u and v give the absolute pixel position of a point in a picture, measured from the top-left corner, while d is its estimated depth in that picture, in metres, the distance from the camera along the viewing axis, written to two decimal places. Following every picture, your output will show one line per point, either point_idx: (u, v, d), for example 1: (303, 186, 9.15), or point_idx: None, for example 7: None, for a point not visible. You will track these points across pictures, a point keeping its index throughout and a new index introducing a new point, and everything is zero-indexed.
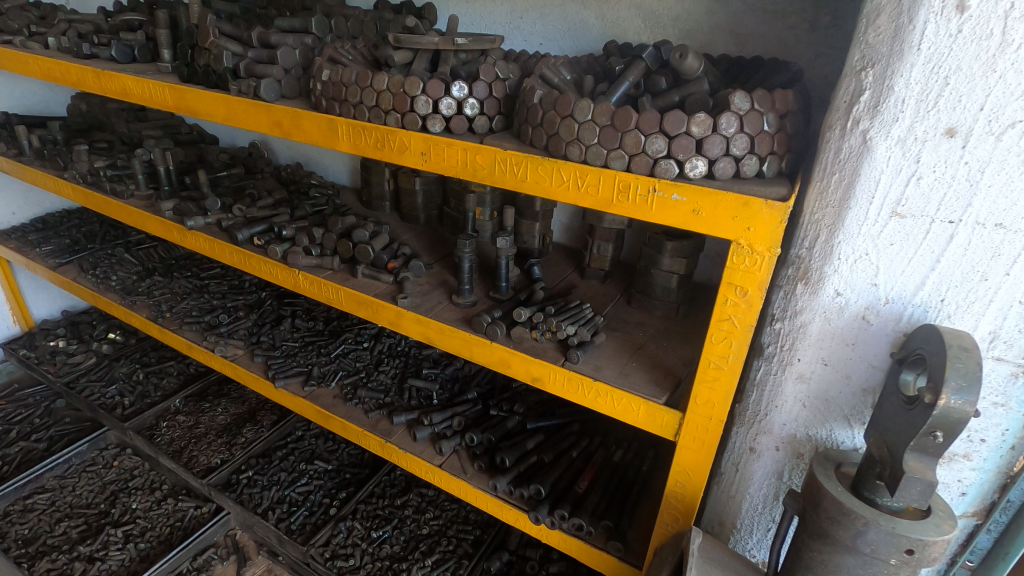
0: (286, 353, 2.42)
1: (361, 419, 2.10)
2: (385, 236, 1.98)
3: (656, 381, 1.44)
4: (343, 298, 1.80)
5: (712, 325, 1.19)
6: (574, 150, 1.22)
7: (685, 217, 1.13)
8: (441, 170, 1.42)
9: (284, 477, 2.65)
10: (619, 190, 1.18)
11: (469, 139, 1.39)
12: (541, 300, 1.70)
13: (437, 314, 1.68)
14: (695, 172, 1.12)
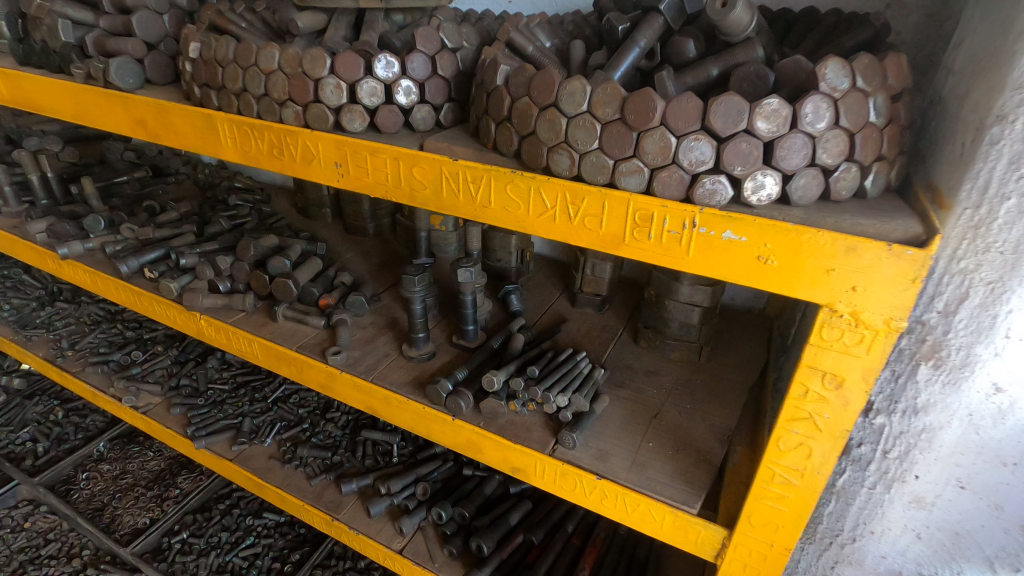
0: (212, 400, 1.98)
1: (302, 488, 1.67)
2: (316, 262, 1.53)
3: (682, 473, 1.03)
4: (259, 351, 1.36)
5: (782, 427, 0.78)
6: (561, 160, 0.77)
7: (742, 266, 0.71)
8: (365, 188, 0.96)
9: (225, 539, 2.23)
10: (634, 223, 0.75)
11: (405, 142, 0.94)
12: (521, 350, 1.28)
13: (381, 374, 1.24)
14: (760, 194, 0.69)
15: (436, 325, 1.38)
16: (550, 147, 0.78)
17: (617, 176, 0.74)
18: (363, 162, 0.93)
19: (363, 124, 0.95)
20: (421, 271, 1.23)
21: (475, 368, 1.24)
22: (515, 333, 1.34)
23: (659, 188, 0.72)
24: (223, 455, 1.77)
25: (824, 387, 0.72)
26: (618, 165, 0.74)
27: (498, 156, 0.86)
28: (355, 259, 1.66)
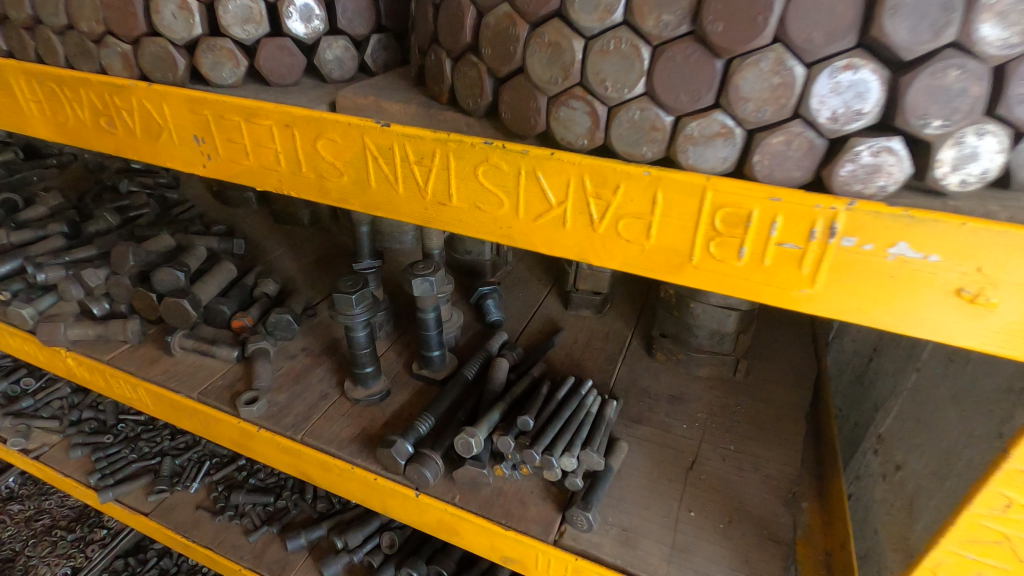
0: (124, 437, 1.61)
1: (238, 547, 1.34)
2: (229, 266, 1.15)
3: (744, 562, 0.74)
4: (148, 398, 0.99)
5: (942, 547, 0.50)
6: (574, 119, 0.43)
7: (916, 306, 0.38)
8: (243, 176, 0.59)
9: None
10: (712, 228, 0.41)
11: (305, 99, 0.57)
12: (506, 383, 0.95)
13: (317, 427, 0.90)
14: (966, 172, 0.36)
15: (390, 348, 1.05)
16: (555, 96, 0.43)
17: (677, 146, 0.41)
18: (234, 134, 0.56)
19: (237, 71, 0.59)
20: (361, 286, 0.86)
21: (445, 413, 0.91)
22: (497, 355, 1.00)
23: (763, 166, 0.39)
24: (135, 510, 1.41)
25: None
26: (677, 124, 0.40)
27: (460, 116, 0.50)
28: (283, 258, 1.29)
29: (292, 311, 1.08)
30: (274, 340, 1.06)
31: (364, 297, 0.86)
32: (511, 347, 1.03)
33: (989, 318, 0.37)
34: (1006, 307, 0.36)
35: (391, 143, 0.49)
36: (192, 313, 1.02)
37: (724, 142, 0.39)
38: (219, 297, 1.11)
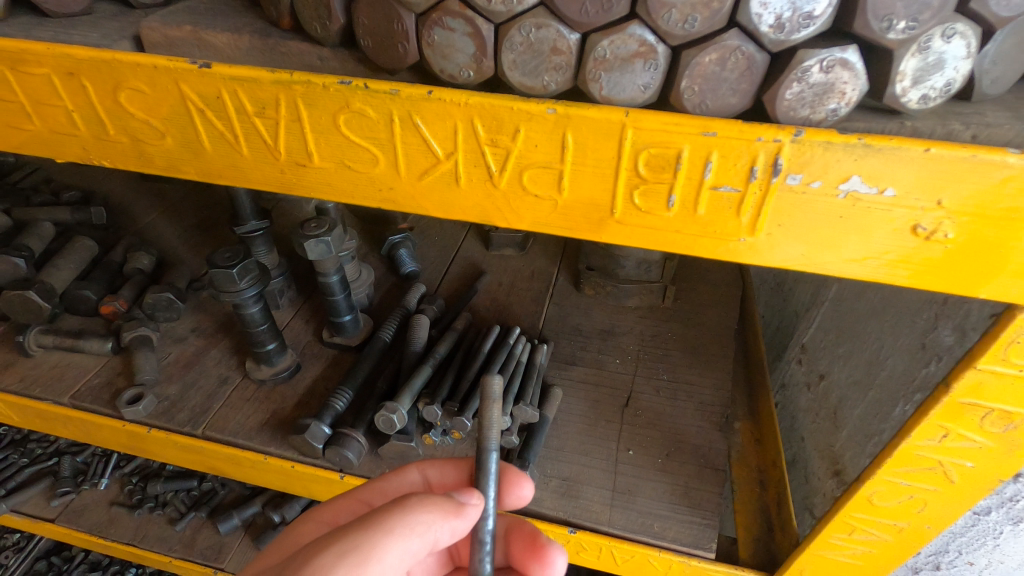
0: (10, 439, 1.41)
1: (166, 539, 1.25)
2: (86, 242, 0.97)
3: (684, 493, 0.74)
4: (9, 411, 0.84)
5: (877, 477, 0.47)
6: (452, 44, 0.33)
7: (709, 239, 0.35)
8: (45, 146, 0.45)
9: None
10: (574, 154, 0.34)
11: (99, 32, 0.42)
12: (427, 341, 0.87)
13: (220, 418, 0.80)
14: (928, 87, 0.29)
15: (295, 318, 0.93)
16: (425, 13, 0.32)
17: (586, 69, 0.32)
18: None
19: None
20: (240, 257, 0.74)
21: (364, 384, 0.83)
22: (416, 312, 0.92)
23: (693, 93, 0.31)
24: (38, 519, 1.25)
25: (981, 426, 0.41)
26: (589, 43, 0.31)
27: (311, 46, 0.38)
28: (156, 224, 1.11)
29: (173, 287, 0.92)
30: (156, 324, 0.91)
31: (246, 270, 0.74)
32: (430, 300, 0.94)
33: (617, 224, 0.36)
34: (637, 220, 0.36)
35: (218, 91, 0.37)
36: (44, 305, 0.85)
37: (644, 65, 0.31)
38: (79, 280, 0.94)
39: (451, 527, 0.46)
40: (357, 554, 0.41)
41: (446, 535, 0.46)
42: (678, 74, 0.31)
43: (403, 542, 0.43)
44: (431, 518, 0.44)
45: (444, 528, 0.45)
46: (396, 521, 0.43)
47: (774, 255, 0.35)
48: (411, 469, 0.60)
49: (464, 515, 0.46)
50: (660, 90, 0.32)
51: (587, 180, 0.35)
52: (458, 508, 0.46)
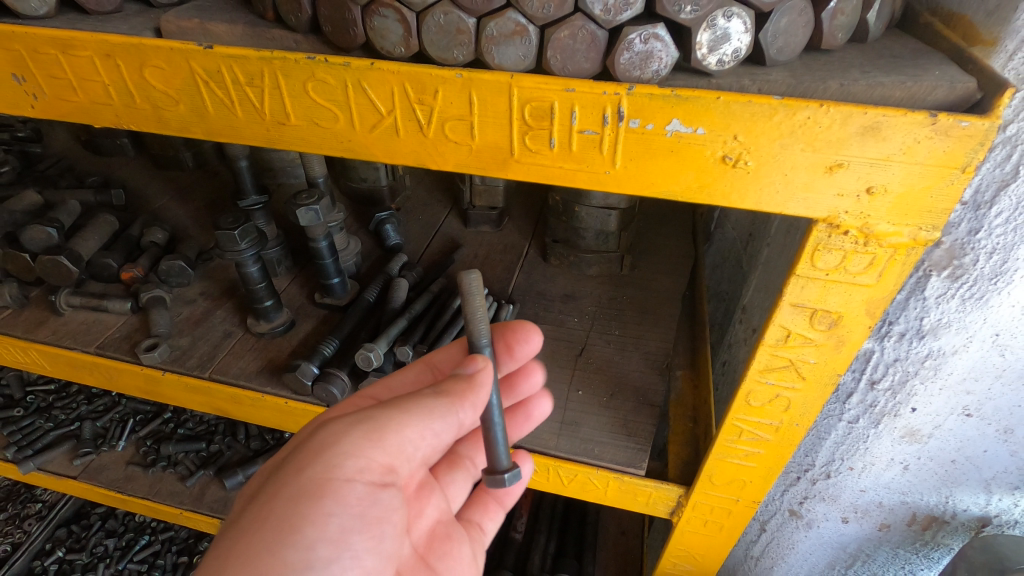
0: (35, 407, 1.50)
1: (176, 492, 1.32)
2: (107, 218, 1.10)
3: (624, 424, 0.84)
4: (43, 360, 0.96)
5: (751, 378, 0.58)
6: (387, 28, 0.45)
7: (581, 172, 0.47)
8: (87, 113, 0.57)
9: (113, 548, 1.55)
10: (478, 108, 0.45)
11: (128, 25, 0.54)
12: (405, 301, 0.98)
13: (225, 364, 0.92)
14: (721, 52, 0.41)
15: (291, 283, 1.06)
16: (367, 5, 0.45)
17: (483, 45, 0.44)
18: (53, 69, 0.54)
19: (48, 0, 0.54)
20: (242, 222, 0.87)
21: (349, 336, 0.95)
22: (397, 277, 1.04)
23: (557, 61, 0.43)
24: (62, 476, 1.31)
25: (812, 326, 0.52)
26: (483, 25, 0.43)
27: (289, 32, 0.50)
28: (169, 206, 1.23)
29: (184, 257, 1.05)
30: (170, 288, 1.04)
31: (247, 233, 0.88)
32: (409, 268, 1.06)
33: (515, 162, 0.48)
34: (528, 160, 0.48)
35: (218, 67, 0.49)
36: (73, 269, 0.99)
37: (523, 39, 0.43)
38: (103, 251, 1.08)
39: (469, 409, 0.54)
40: (375, 423, 0.51)
41: (466, 413, 0.54)
42: (547, 47, 0.43)
43: (422, 420, 0.51)
44: (446, 402, 0.52)
45: (462, 409, 0.53)
46: (414, 401, 0.52)
47: (625, 182, 0.47)
48: (418, 364, 0.71)
49: (477, 393, 0.54)
50: (536, 61, 0.44)
51: (488, 129, 0.47)
52: (471, 384, 0.54)
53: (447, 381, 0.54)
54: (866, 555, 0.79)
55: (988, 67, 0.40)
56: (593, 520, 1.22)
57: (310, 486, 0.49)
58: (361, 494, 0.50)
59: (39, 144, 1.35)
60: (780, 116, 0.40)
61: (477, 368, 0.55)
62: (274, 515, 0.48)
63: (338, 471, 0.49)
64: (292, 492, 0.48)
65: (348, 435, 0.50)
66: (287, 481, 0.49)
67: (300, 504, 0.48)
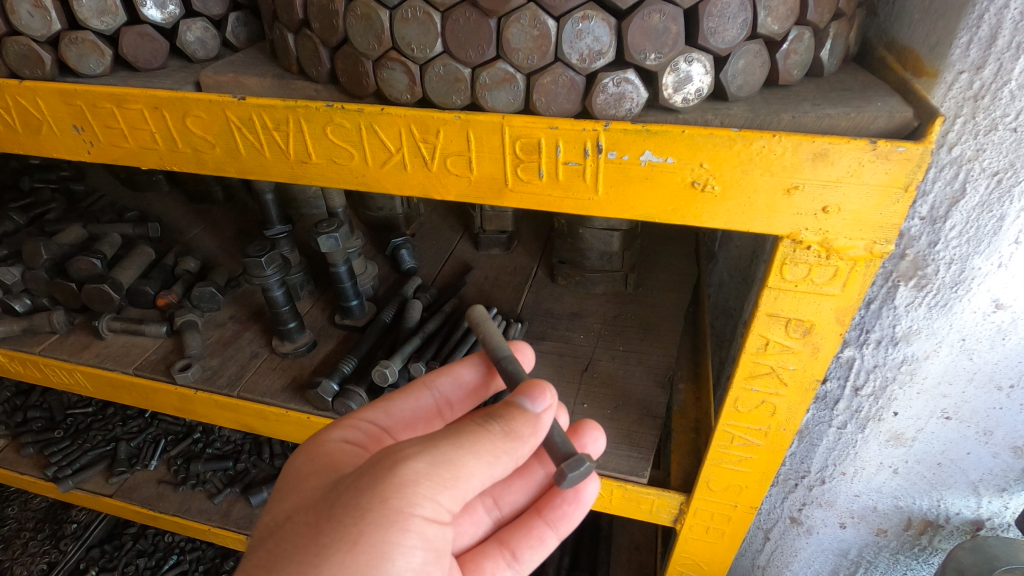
0: (74, 429, 1.54)
1: (204, 509, 1.37)
2: (145, 249, 1.19)
3: (627, 434, 0.88)
4: (86, 381, 1.04)
5: (737, 384, 0.62)
6: (394, 78, 0.52)
7: (570, 198, 0.53)
8: (137, 158, 0.65)
9: (142, 568, 1.59)
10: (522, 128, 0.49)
11: (173, 80, 0.62)
12: (419, 321, 1.04)
13: (251, 382, 0.99)
14: (686, 92, 0.47)
15: (314, 307, 1.13)
16: (377, 60, 0.51)
17: (477, 91, 0.50)
18: (109, 121, 0.62)
19: (104, 61, 0.62)
20: (268, 249, 0.95)
21: (368, 354, 1.02)
22: (411, 298, 1.10)
23: (542, 103, 0.49)
24: (97, 493, 1.38)
25: (789, 335, 0.56)
26: (476, 75, 0.49)
27: (312, 83, 0.57)
28: (201, 237, 1.32)
29: (215, 283, 1.13)
30: (201, 312, 1.11)
31: (273, 259, 0.96)
32: (424, 289, 1.12)
33: (514, 188, 0.54)
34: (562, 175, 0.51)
35: (249, 114, 0.56)
36: (114, 296, 1.07)
37: (512, 85, 0.49)
38: (140, 279, 1.16)
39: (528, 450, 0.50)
40: (450, 468, 0.45)
41: (524, 454, 0.50)
42: (533, 94, 0.49)
43: (488, 466, 0.47)
44: (513, 447, 0.48)
45: (522, 452, 0.49)
46: (485, 448, 0.46)
47: (606, 207, 0.52)
48: (420, 386, 0.64)
49: (537, 437, 0.50)
50: (521, 105, 0.50)
51: (489, 161, 0.52)
52: (534, 424, 0.50)
53: (515, 419, 0.49)
54: (868, 561, 0.80)
55: (925, 97, 0.45)
56: (606, 535, 1.25)
57: (393, 520, 0.43)
58: (434, 530, 0.46)
59: (81, 182, 1.45)
60: (738, 146, 0.45)
61: (542, 408, 0.50)
62: (362, 544, 0.43)
63: (417, 511, 0.44)
64: (376, 524, 0.43)
65: (426, 475, 0.44)
66: (366, 512, 0.43)
67: (386, 538, 0.43)
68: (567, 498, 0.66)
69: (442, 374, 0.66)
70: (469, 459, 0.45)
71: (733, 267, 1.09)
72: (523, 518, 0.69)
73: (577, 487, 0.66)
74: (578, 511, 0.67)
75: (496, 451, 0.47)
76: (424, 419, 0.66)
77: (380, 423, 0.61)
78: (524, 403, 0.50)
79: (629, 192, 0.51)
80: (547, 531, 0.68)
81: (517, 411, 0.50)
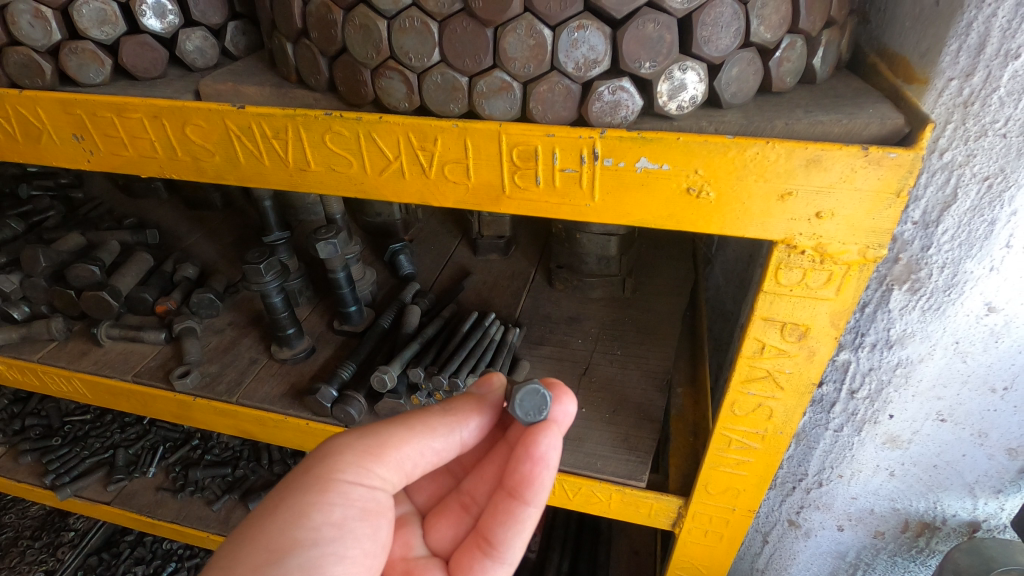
0: (72, 436, 1.53)
1: (202, 515, 1.37)
2: (144, 256, 1.19)
3: (625, 438, 0.88)
4: (85, 388, 1.04)
5: (734, 387, 0.62)
6: (392, 87, 0.52)
7: (564, 203, 0.53)
8: (136, 166, 0.65)
9: None
10: None
11: (172, 89, 0.63)
12: (417, 326, 1.05)
13: (250, 388, 0.99)
14: (681, 99, 0.48)
15: (312, 312, 1.13)
16: (375, 69, 0.52)
17: (473, 99, 0.51)
18: (110, 129, 0.63)
19: (104, 70, 0.63)
20: (267, 256, 0.95)
21: (367, 359, 1.02)
22: (410, 303, 1.10)
23: (539, 111, 0.49)
24: (96, 501, 1.37)
25: (785, 339, 0.56)
26: (473, 84, 0.50)
27: (310, 92, 0.58)
28: (199, 244, 1.32)
29: (213, 290, 1.13)
30: (200, 318, 1.11)
31: (271, 266, 0.96)
32: (422, 295, 1.13)
33: (508, 195, 0.54)
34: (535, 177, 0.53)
35: (249, 123, 0.57)
36: (113, 303, 1.07)
37: (508, 93, 0.49)
38: (139, 285, 1.16)
39: (471, 429, 0.56)
40: (374, 437, 0.53)
41: (466, 434, 0.56)
42: (528, 102, 0.50)
43: (416, 439, 0.54)
44: (449, 422, 0.54)
45: (461, 429, 0.55)
46: (415, 420, 0.54)
47: (603, 213, 0.53)
48: None
49: (483, 416, 0.55)
50: (517, 113, 0.51)
51: (482, 168, 0.53)
52: (477, 407, 0.56)
53: (455, 399, 0.56)
54: (866, 563, 0.81)
55: (917, 104, 0.46)
56: (605, 539, 1.25)
57: (315, 482, 0.51)
58: (360, 494, 0.53)
59: (80, 189, 1.45)
60: (732, 152, 0.46)
61: (489, 389, 0.56)
62: (281, 507, 0.50)
63: (340, 475, 0.52)
64: (295, 489, 0.51)
65: (352, 445, 0.53)
66: (293, 479, 0.52)
67: (304, 498, 0.50)
68: (521, 458, 0.56)
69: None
70: (392, 429, 0.54)
71: (730, 271, 1.09)
72: (496, 503, 0.60)
73: (525, 446, 0.55)
74: (541, 475, 0.56)
75: (424, 425, 0.54)
76: None
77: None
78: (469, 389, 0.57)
79: (627, 199, 0.51)
80: (516, 507, 0.59)
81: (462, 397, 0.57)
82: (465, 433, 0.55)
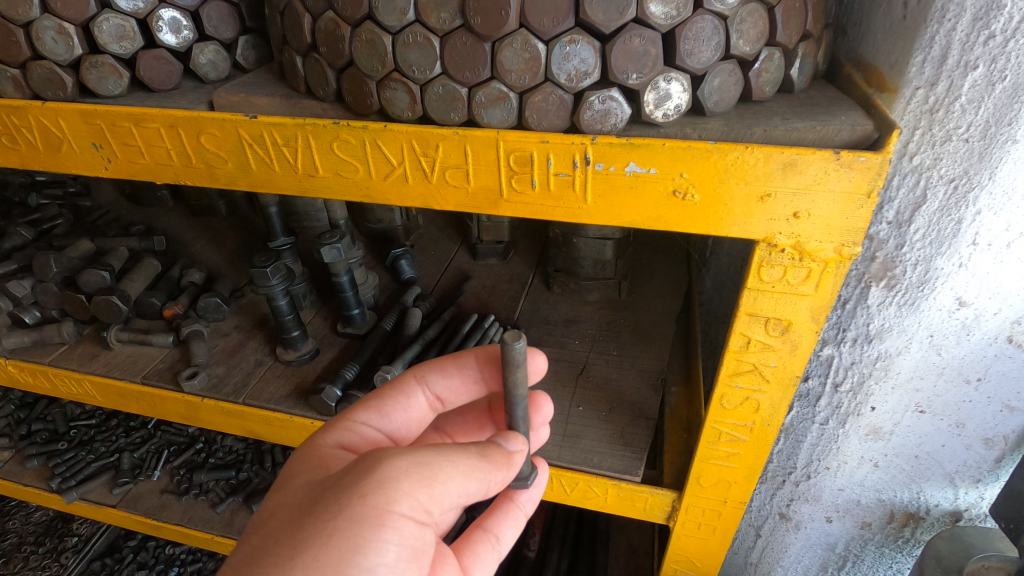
0: (78, 440, 1.56)
1: (207, 518, 1.39)
2: (151, 262, 1.22)
3: (621, 435, 0.91)
4: (94, 391, 1.07)
5: (724, 382, 0.65)
6: (396, 97, 0.56)
7: (562, 207, 0.57)
8: (151, 174, 0.69)
9: None
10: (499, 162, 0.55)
11: (186, 100, 0.66)
12: (418, 330, 1.08)
13: (256, 390, 1.01)
14: (666, 108, 0.52)
15: (316, 316, 1.16)
16: (381, 81, 0.55)
17: (473, 109, 0.54)
18: (127, 138, 0.66)
19: (122, 82, 0.67)
20: (273, 260, 0.98)
21: (369, 361, 1.05)
22: (412, 307, 1.13)
23: (534, 119, 0.53)
24: (102, 504, 1.39)
25: (769, 333, 0.59)
26: (473, 94, 0.53)
27: (318, 102, 0.61)
28: (205, 250, 1.35)
29: (220, 294, 1.16)
30: (206, 322, 1.14)
31: (278, 269, 0.99)
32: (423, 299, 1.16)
33: (509, 200, 0.58)
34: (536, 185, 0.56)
35: (261, 132, 0.60)
36: (123, 307, 1.10)
37: (506, 104, 0.53)
38: (147, 291, 1.19)
39: (500, 479, 0.53)
40: (430, 467, 0.48)
41: (495, 482, 0.53)
42: (525, 112, 0.53)
43: (464, 480, 0.50)
44: (487, 468, 0.52)
45: (494, 478, 0.53)
46: (462, 457, 0.51)
47: (593, 216, 0.56)
48: (413, 386, 0.68)
49: (510, 471, 0.54)
50: (514, 122, 0.54)
51: (488, 175, 0.56)
52: (508, 459, 0.54)
53: (491, 448, 0.54)
54: (855, 555, 0.83)
55: (886, 111, 0.49)
56: (603, 538, 1.27)
57: (370, 514, 0.46)
58: (411, 530, 0.47)
59: (87, 198, 1.49)
60: (715, 157, 0.49)
61: (516, 447, 0.56)
62: (336, 538, 0.45)
63: (395, 508, 0.46)
64: (352, 519, 0.45)
65: (407, 473, 0.47)
66: (345, 506, 0.46)
67: (361, 532, 0.45)
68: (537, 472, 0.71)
69: (435, 371, 0.68)
70: (445, 463, 0.49)
71: (723, 275, 1.12)
72: (500, 501, 0.72)
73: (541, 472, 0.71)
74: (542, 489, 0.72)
75: (469, 468, 0.51)
76: (414, 414, 0.69)
77: (374, 424, 0.64)
78: (500, 441, 0.55)
79: (616, 203, 0.55)
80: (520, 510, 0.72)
81: (496, 448, 0.54)
82: (497, 482, 0.53)
